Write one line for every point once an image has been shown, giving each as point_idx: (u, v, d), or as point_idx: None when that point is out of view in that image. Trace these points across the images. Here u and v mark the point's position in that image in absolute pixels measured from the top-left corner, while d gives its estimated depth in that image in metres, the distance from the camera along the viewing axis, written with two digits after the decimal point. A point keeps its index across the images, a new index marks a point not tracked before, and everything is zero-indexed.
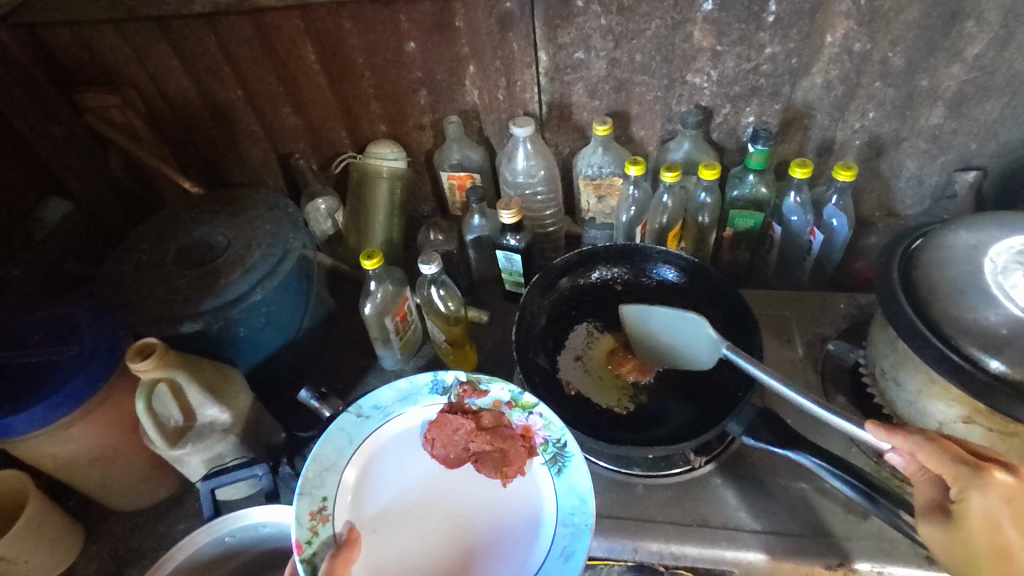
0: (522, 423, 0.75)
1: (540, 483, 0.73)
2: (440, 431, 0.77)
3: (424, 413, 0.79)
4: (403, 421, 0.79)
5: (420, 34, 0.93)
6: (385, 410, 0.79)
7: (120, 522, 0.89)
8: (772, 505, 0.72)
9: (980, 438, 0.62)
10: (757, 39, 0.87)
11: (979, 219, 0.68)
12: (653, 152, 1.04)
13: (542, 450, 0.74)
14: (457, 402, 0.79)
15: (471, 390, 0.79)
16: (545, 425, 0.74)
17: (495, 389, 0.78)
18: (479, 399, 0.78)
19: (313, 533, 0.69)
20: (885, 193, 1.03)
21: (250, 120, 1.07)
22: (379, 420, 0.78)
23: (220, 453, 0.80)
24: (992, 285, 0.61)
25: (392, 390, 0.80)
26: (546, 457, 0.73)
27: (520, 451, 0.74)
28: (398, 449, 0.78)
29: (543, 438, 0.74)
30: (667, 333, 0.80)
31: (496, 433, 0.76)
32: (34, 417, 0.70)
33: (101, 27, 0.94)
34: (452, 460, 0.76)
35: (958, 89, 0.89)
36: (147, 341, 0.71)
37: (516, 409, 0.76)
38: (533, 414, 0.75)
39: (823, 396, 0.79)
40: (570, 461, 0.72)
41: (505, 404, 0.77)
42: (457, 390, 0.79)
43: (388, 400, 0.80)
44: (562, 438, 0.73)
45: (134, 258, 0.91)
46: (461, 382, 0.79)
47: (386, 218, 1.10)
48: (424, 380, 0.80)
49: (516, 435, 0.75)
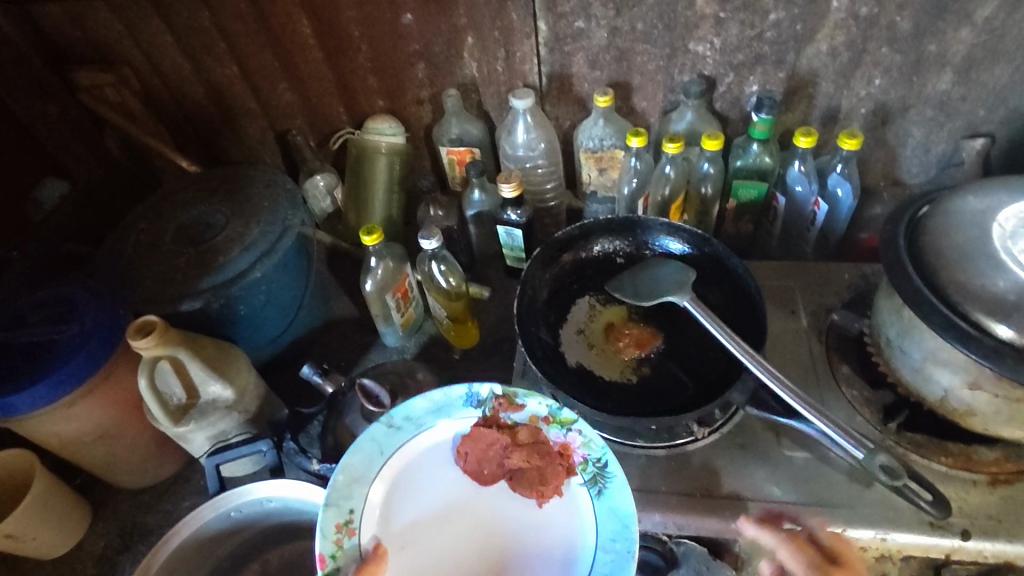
0: (559, 440, 0.72)
1: (581, 505, 0.70)
2: (474, 445, 0.74)
3: (457, 425, 0.76)
4: (435, 434, 0.76)
5: (417, 4, 0.91)
6: (418, 421, 0.76)
7: (127, 499, 0.90)
8: (775, 473, 0.72)
9: (985, 404, 0.61)
10: (761, 4, 0.85)
11: (988, 184, 0.67)
12: (655, 123, 1.02)
13: (582, 469, 0.71)
14: (493, 416, 0.75)
15: (508, 404, 0.75)
16: (585, 444, 0.71)
17: (532, 404, 0.74)
18: (515, 414, 0.74)
19: (338, 547, 0.67)
20: (891, 162, 1.02)
21: (247, 97, 1.05)
22: (411, 431, 0.75)
23: (223, 430, 0.80)
24: (1000, 250, 0.60)
25: (426, 401, 0.76)
26: (586, 477, 0.70)
27: (558, 470, 0.71)
28: (432, 463, 0.75)
29: (583, 456, 0.71)
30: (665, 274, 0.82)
31: (532, 450, 0.72)
32: (36, 395, 0.70)
33: (92, 3, 0.93)
34: (486, 476, 0.74)
35: (966, 53, 0.87)
36: (147, 319, 0.71)
37: (555, 424, 0.73)
38: (572, 431, 0.72)
39: (828, 367, 0.78)
40: (612, 482, 0.69)
41: (542, 419, 0.74)
42: (492, 404, 0.76)
43: (421, 411, 0.76)
44: (603, 458, 0.70)
45: (132, 237, 0.90)
46: (498, 395, 0.76)
47: (386, 194, 1.10)
48: (458, 392, 0.76)
49: (554, 453, 0.72)
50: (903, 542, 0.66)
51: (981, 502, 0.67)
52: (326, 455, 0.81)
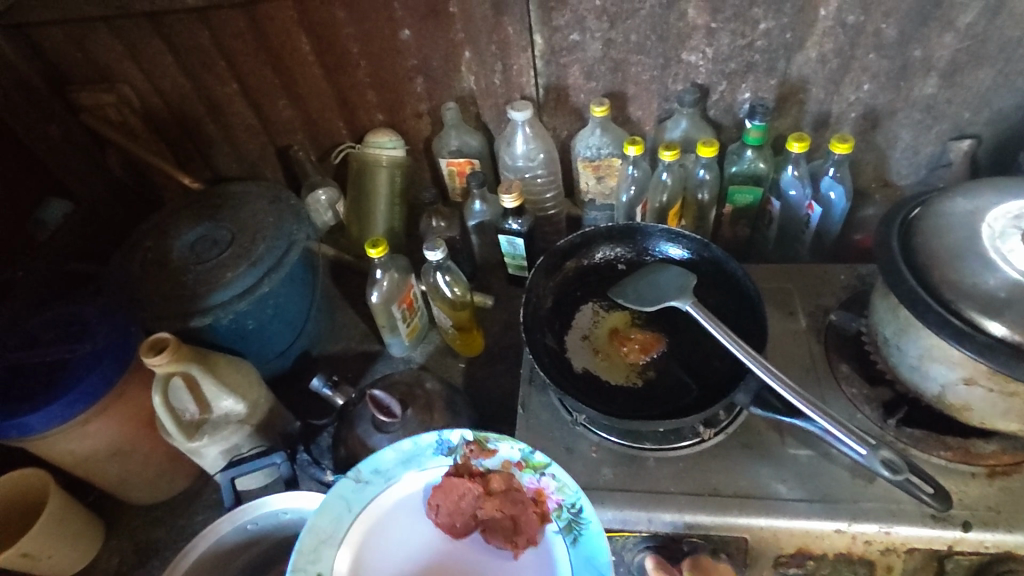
0: (533, 486, 0.73)
1: (556, 555, 0.70)
2: (445, 497, 0.74)
3: (428, 475, 0.76)
4: (405, 485, 0.76)
5: (415, 21, 0.93)
6: (387, 474, 0.76)
7: (139, 516, 0.90)
8: (780, 472, 0.73)
9: (980, 398, 0.64)
10: (751, 15, 0.87)
11: (976, 186, 0.69)
12: (650, 132, 1.04)
13: (556, 516, 0.71)
14: (464, 464, 0.76)
15: (479, 451, 0.75)
16: (558, 488, 0.71)
17: (504, 449, 0.74)
18: (486, 461, 0.75)
19: None
20: (881, 164, 1.04)
21: (248, 114, 1.07)
22: (381, 484, 0.75)
23: (236, 444, 0.81)
24: (989, 249, 0.62)
25: (395, 452, 0.76)
26: (561, 524, 0.70)
27: (532, 517, 0.72)
28: (402, 516, 0.75)
29: (556, 502, 0.71)
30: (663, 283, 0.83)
31: (504, 498, 0.73)
32: (51, 415, 0.71)
33: (93, 25, 0.94)
34: (458, 529, 0.74)
35: (951, 58, 0.90)
36: (160, 336, 0.72)
37: (527, 470, 0.73)
38: (546, 475, 0.72)
39: (827, 367, 0.80)
40: (587, 527, 0.69)
41: (515, 464, 0.74)
42: (463, 451, 0.76)
43: (390, 462, 0.76)
44: (577, 503, 0.70)
45: (139, 255, 0.92)
46: (468, 441, 0.76)
47: (388, 207, 1.12)
48: (428, 440, 0.76)
49: (527, 499, 0.72)
50: (907, 535, 0.68)
51: (980, 494, 0.69)
52: (338, 466, 0.82)
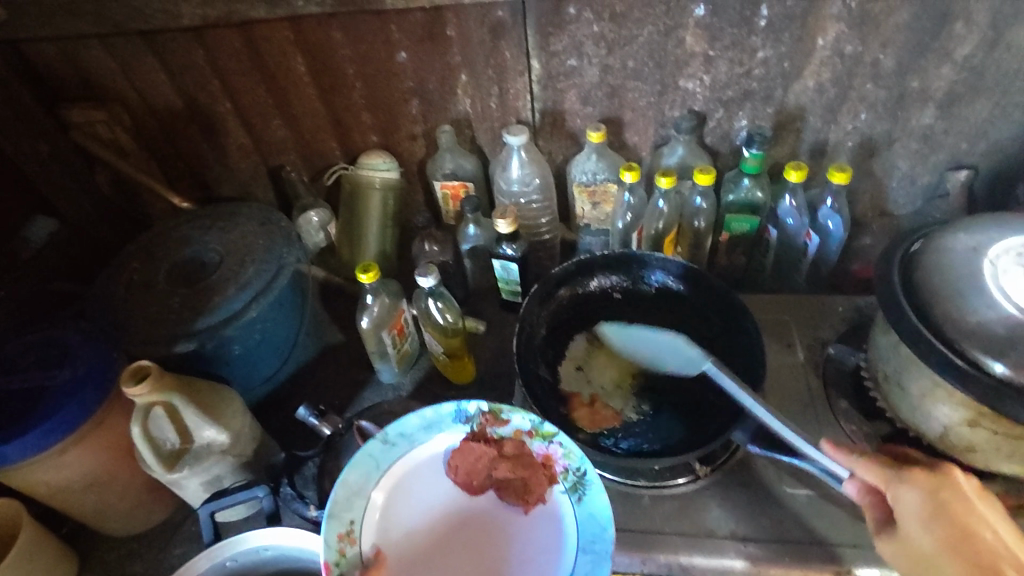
0: (542, 452, 0.72)
1: (562, 514, 0.70)
2: (463, 458, 0.74)
3: (448, 441, 0.76)
4: (427, 450, 0.76)
5: (411, 43, 0.92)
6: (411, 438, 0.75)
7: (115, 548, 0.87)
8: (778, 512, 0.71)
9: (984, 441, 0.62)
10: (749, 43, 0.87)
11: (977, 221, 0.68)
12: (647, 157, 1.04)
13: (563, 478, 0.71)
14: (480, 431, 0.75)
15: (493, 420, 0.74)
16: (565, 454, 0.71)
17: (517, 418, 0.74)
18: (501, 428, 0.74)
19: (342, 555, 0.67)
20: (878, 194, 1.04)
21: (241, 133, 1.06)
22: (405, 447, 0.75)
23: (218, 475, 0.79)
24: (992, 287, 0.61)
25: (418, 418, 0.76)
26: (567, 485, 0.70)
27: (542, 479, 0.71)
28: (425, 475, 0.75)
29: (563, 466, 0.71)
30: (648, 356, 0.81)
31: (518, 461, 0.73)
32: (26, 445, 0.68)
33: (86, 42, 0.93)
34: (475, 487, 0.74)
35: (948, 89, 0.89)
36: (141, 363, 0.70)
37: (538, 437, 0.73)
38: (554, 442, 0.72)
39: (826, 403, 0.78)
40: (591, 487, 0.69)
41: (526, 433, 0.73)
42: (479, 420, 0.75)
43: (414, 427, 0.76)
44: (582, 468, 0.70)
45: (123, 277, 0.89)
46: (484, 411, 0.75)
47: (380, 228, 1.11)
48: (448, 408, 0.76)
49: (537, 464, 0.72)
50: None
51: None
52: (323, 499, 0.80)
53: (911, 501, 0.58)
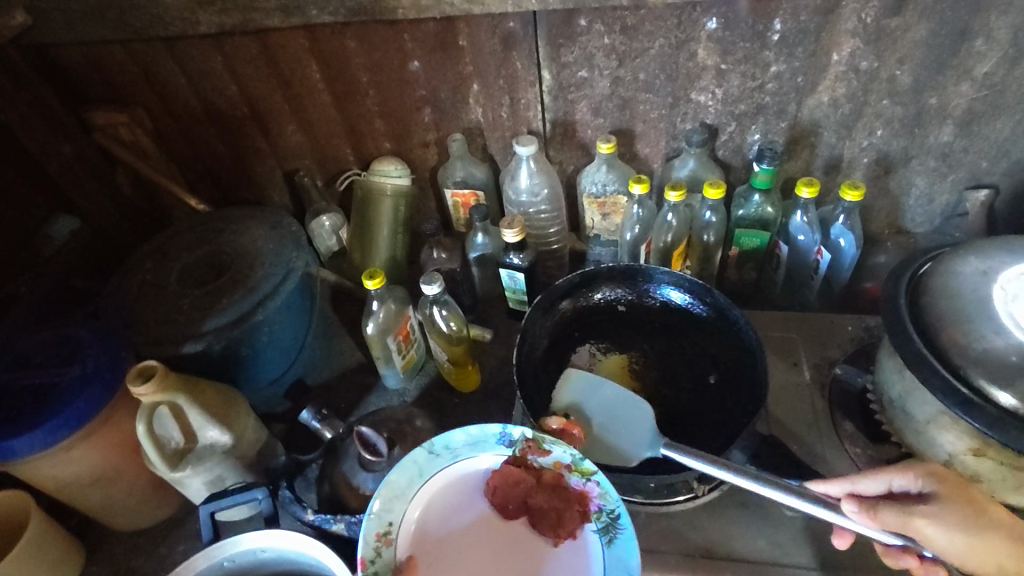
0: (578, 488, 0.69)
1: (589, 553, 0.68)
2: (503, 480, 0.72)
3: (488, 461, 0.74)
4: (468, 466, 0.75)
5: (424, 53, 0.93)
6: (454, 451, 0.75)
7: (122, 542, 0.89)
8: (776, 534, 0.71)
9: (990, 471, 0.61)
10: (762, 57, 0.86)
11: (989, 243, 0.66)
12: (658, 169, 1.03)
13: (596, 517, 0.68)
14: (522, 456, 0.73)
15: (536, 447, 0.72)
16: (602, 493, 0.68)
17: (558, 449, 0.71)
18: (542, 458, 0.72)
19: (377, 554, 0.68)
20: (894, 211, 1.02)
21: (258, 137, 1.08)
22: (448, 460, 0.75)
23: (220, 475, 0.80)
24: (1002, 314, 0.59)
25: (463, 433, 0.75)
26: (599, 525, 0.68)
27: (574, 514, 0.69)
28: (465, 490, 0.74)
29: (597, 505, 0.68)
30: (618, 419, 0.75)
31: (554, 493, 0.70)
32: (34, 439, 0.70)
33: (109, 47, 0.95)
34: (509, 511, 0.72)
35: (967, 107, 0.87)
36: (147, 363, 0.71)
37: (575, 473, 0.70)
38: (592, 480, 0.69)
39: (830, 423, 0.77)
40: (623, 533, 0.67)
41: (565, 465, 0.71)
42: (522, 445, 0.73)
43: (459, 442, 0.75)
44: (617, 510, 0.67)
45: (137, 277, 0.91)
46: (528, 437, 0.73)
47: (391, 235, 1.11)
48: (494, 428, 0.74)
49: (573, 498, 0.70)
50: None
51: None
52: (322, 504, 0.80)
53: (935, 476, 0.59)
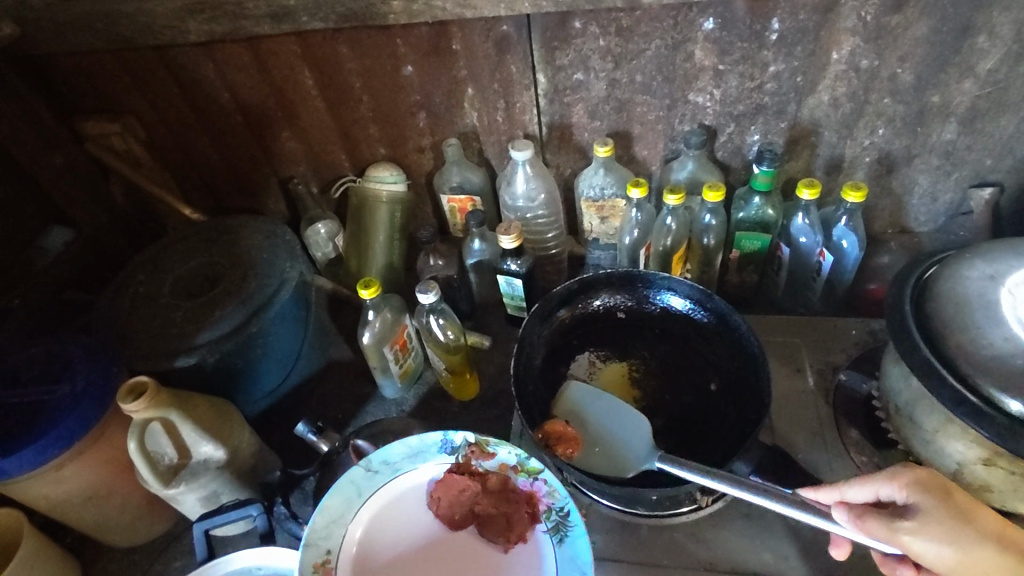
0: (526, 488, 0.71)
1: (542, 554, 0.68)
2: (447, 490, 0.72)
3: (431, 472, 0.74)
4: (410, 480, 0.74)
5: (417, 57, 0.91)
6: (395, 466, 0.74)
7: (117, 558, 0.88)
8: (780, 545, 0.70)
9: (1001, 480, 0.59)
10: (760, 57, 0.84)
11: (996, 246, 0.65)
12: (656, 172, 1.02)
13: (546, 517, 0.69)
14: (465, 463, 0.73)
15: (479, 452, 0.73)
16: (550, 491, 0.70)
17: (503, 452, 0.72)
18: (487, 462, 0.73)
19: None
20: (897, 211, 1.01)
21: (251, 145, 1.06)
22: (387, 476, 0.74)
23: (215, 491, 0.78)
24: (1011, 320, 0.57)
25: (403, 446, 0.75)
26: (550, 524, 0.68)
27: (523, 517, 0.69)
28: (409, 504, 0.73)
29: (547, 504, 0.69)
30: (614, 432, 0.74)
31: (501, 497, 0.71)
32: (24, 459, 0.69)
33: (99, 57, 0.94)
34: (456, 521, 0.72)
35: (970, 104, 0.86)
36: (138, 379, 0.70)
37: (522, 473, 0.71)
38: (539, 479, 0.71)
39: (835, 430, 0.76)
40: (573, 529, 0.67)
41: (511, 468, 0.72)
42: (465, 451, 0.74)
43: (398, 455, 0.75)
44: (566, 506, 0.68)
45: (129, 290, 0.90)
46: (471, 443, 0.74)
47: (387, 241, 1.10)
48: (434, 438, 0.75)
49: (521, 500, 0.70)
50: None
51: None
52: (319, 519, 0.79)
53: (921, 483, 0.55)
